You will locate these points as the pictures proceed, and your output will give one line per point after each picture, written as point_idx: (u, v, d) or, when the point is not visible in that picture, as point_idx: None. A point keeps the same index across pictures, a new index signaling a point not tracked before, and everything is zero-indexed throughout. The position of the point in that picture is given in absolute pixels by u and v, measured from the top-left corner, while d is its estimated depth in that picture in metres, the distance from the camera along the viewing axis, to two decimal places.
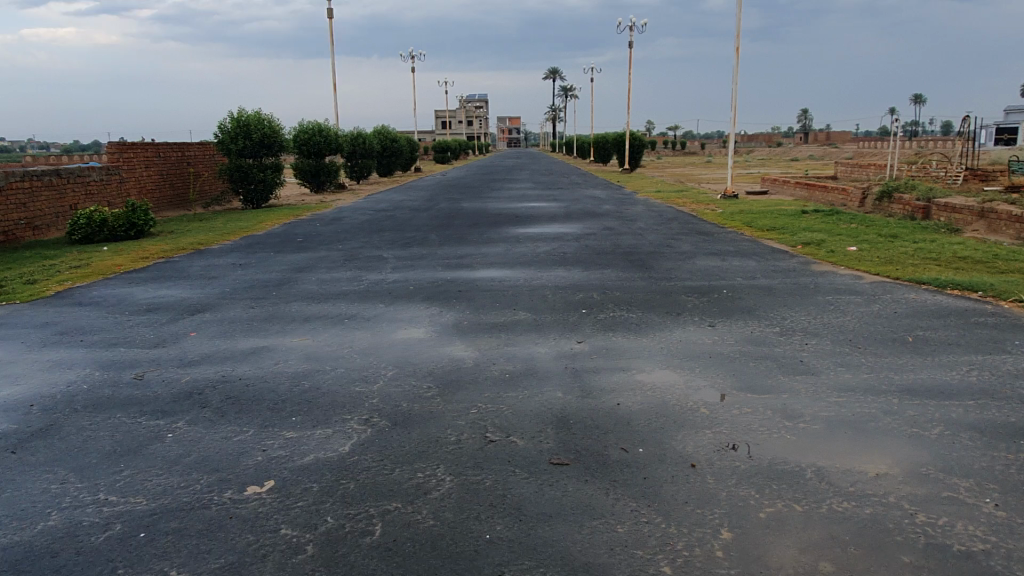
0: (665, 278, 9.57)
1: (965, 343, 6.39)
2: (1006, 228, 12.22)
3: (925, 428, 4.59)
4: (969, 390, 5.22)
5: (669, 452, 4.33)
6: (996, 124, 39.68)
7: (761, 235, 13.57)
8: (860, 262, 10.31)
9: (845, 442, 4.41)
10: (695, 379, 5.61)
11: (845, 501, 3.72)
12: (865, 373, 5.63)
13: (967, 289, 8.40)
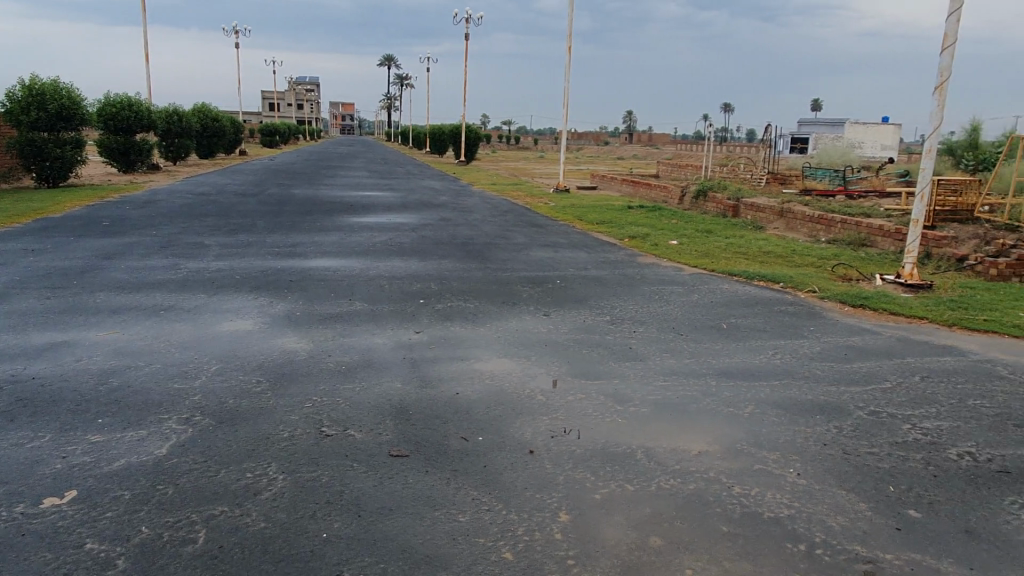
0: (501, 269, 9.70)
1: (769, 329, 7.04)
2: (801, 226, 13.64)
3: (738, 407, 4.99)
4: (774, 372, 5.75)
5: (508, 439, 4.37)
6: (791, 134, 44.27)
7: (591, 228, 14.15)
8: (680, 255, 11.05)
9: (670, 423, 4.69)
10: (531, 366, 5.73)
11: (671, 478, 3.95)
12: (686, 358, 6.04)
13: (771, 281, 9.27)
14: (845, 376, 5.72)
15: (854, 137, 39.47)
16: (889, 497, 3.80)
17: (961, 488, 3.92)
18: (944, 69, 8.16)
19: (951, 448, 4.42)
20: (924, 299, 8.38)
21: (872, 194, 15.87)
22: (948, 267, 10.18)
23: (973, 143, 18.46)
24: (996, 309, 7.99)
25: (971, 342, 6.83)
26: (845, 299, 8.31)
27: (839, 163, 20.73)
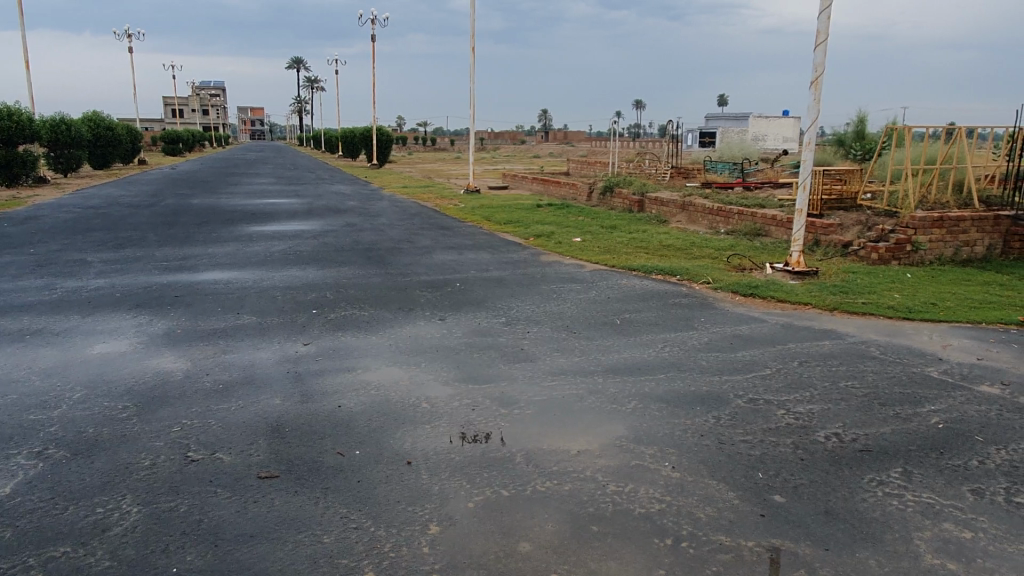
0: (401, 274, 9.56)
1: (661, 322, 7.17)
2: (702, 219, 14.00)
3: (622, 403, 5.03)
4: (661, 365, 5.84)
5: (386, 451, 4.27)
6: (697, 130, 45.60)
7: (498, 228, 14.12)
8: (582, 252, 11.16)
9: (553, 424, 4.68)
10: (419, 374, 5.63)
11: (548, 481, 3.93)
12: (576, 356, 6.07)
13: (668, 274, 9.45)
14: (729, 365, 5.86)
15: (755, 130, 41.03)
16: (756, 484, 3.89)
17: (825, 470, 4.05)
18: (817, 64, 8.49)
19: (820, 430, 4.57)
20: (810, 286, 8.70)
21: (768, 185, 16.48)
22: (834, 254, 10.64)
23: (860, 134, 19.42)
24: (874, 292, 8.37)
25: (850, 326, 7.13)
26: (737, 289, 8.55)
27: (739, 156, 21.48)
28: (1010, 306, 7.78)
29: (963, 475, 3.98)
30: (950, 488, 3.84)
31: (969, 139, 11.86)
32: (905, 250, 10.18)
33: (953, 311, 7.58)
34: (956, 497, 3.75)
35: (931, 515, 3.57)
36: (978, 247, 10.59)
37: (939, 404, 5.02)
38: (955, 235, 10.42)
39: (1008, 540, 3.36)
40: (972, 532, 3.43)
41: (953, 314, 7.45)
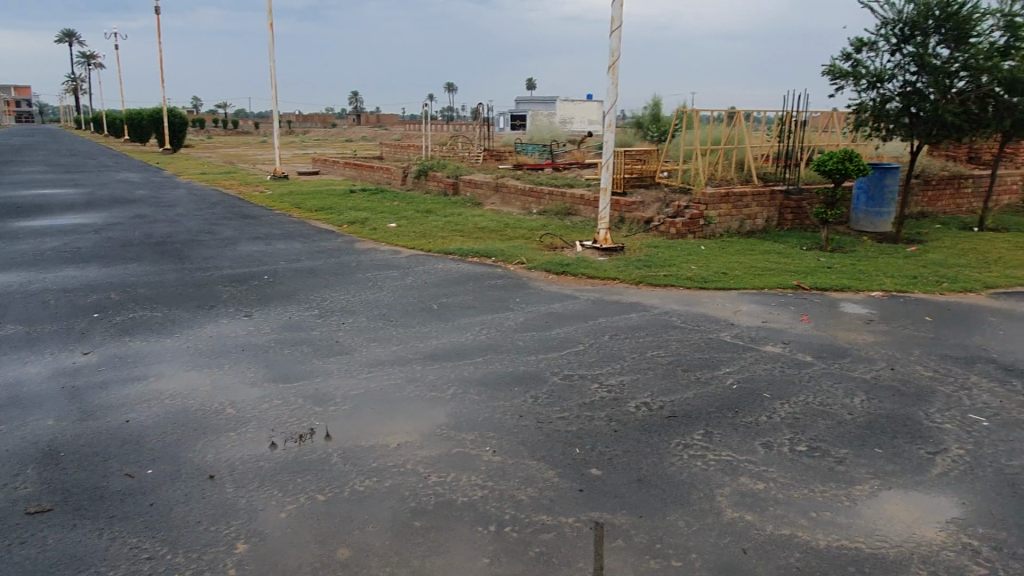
0: (200, 268, 8.79)
1: (478, 305, 7.17)
2: (516, 200, 14.26)
3: (442, 390, 4.94)
4: (480, 348, 5.83)
5: (184, 466, 3.86)
6: (508, 113, 46.55)
7: (308, 216, 13.46)
8: (398, 237, 10.93)
9: (371, 418, 4.49)
10: (222, 377, 5.17)
11: (366, 479, 3.76)
12: (393, 345, 5.89)
13: (484, 256, 9.49)
14: (544, 343, 5.96)
15: (561, 114, 42.61)
16: (573, 460, 3.97)
17: (636, 439, 4.22)
18: (614, 49, 8.86)
19: (630, 401, 4.77)
20: (617, 261, 9.12)
21: (575, 166, 17.16)
22: (638, 230, 11.28)
23: (656, 117, 20.75)
24: (673, 265, 8.96)
25: (653, 298, 7.55)
26: (549, 268, 8.76)
27: (547, 139, 22.18)
28: (786, 272, 8.66)
29: (755, 430, 4.33)
30: (744, 443, 4.17)
31: (746, 121, 13.06)
32: (699, 225, 11.02)
33: (740, 279, 8.29)
34: (750, 452, 4.07)
35: (729, 471, 3.85)
36: (759, 219, 11.71)
37: (732, 366, 5.45)
38: (740, 210, 11.44)
39: (794, 486, 3.70)
40: (764, 483, 3.73)
41: (740, 282, 8.15)
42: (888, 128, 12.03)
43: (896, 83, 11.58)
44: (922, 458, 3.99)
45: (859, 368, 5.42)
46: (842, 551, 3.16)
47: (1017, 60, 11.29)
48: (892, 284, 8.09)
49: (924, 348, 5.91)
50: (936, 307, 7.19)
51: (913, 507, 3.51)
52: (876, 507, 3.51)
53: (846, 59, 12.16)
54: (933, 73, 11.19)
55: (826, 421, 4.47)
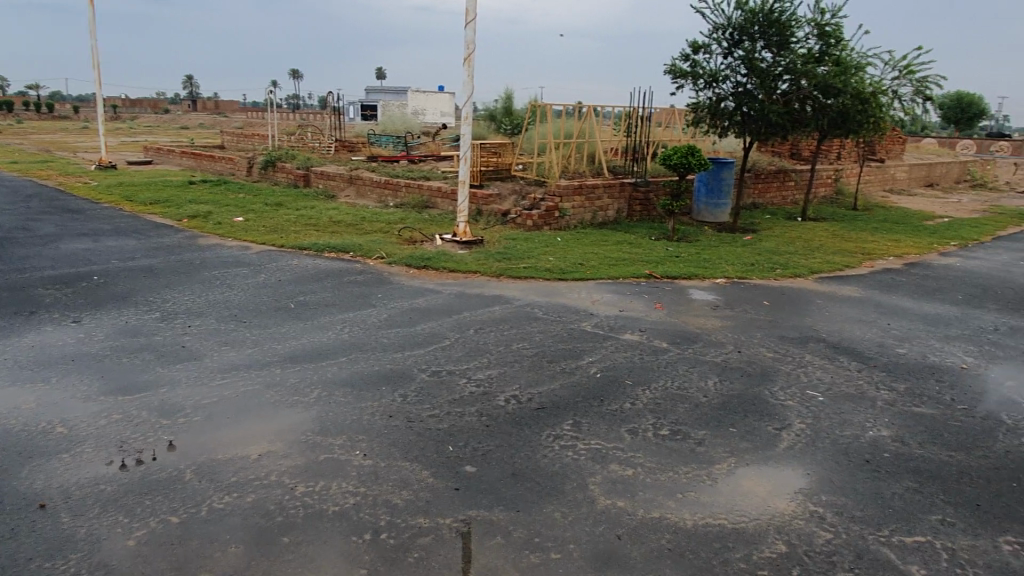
0: (15, 270, 7.82)
1: (338, 302, 6.91)
2: (371, 192, 13.92)
3: (304, 393, 4.70)
4: (343, 348, 5.61)
5: (7, 498, 3.40)
6: (358, 102, 45.40)
7: (142, 209, 12.40)
8: (247, 232, 10.32)
9: (227, 429, 4.18)
10: (50, 392, 4.62)
11: (226, 495, 3.49)
12: (248, 348, 5.53)
13: (340, 251, 9.17)
14: (409, 340, 5.83)
15: (413, 104, 42.15)
16: (447, 458, 3.90)
17: (509, 432, 4.22)
18: (470, 41, 8.83)
19: (500, 395, 4.77)
20: (477, 254, 9.12)
21: (430, 158, 17.00)
22: (496, 223, 11.36)
23: (508, 110, 21.01)
24: (532, 256, 9.10)
25: (515, 290, 7.62)
26: (410, 262, 8.61)
27: (400, 130, 21.83)
28: (638, 262, 9.05)
29: (621, 418, 4.47)
30: (612, 431, 4.29)
31: (596, 116, 13.51)
32: (555, 217, 11.27)
33: (597, 269, 8.56)
34: (617, 439, 4.19)
35: (600, 459, 3.94)
36: (610, 211, 12.16)
37: (595, 355, 5.61)
38: (592, 202, 11.82)
39: (660, 470, 3.85)
40: (632, 469, 3.85)
41: (597, 272, 8.42)
42: (723, 126, 12.88)
43: (729, 84, 12.41)
44: (770, 434, 4.29)
45: (710, 352, 5.75)
46: (708, 529, 3.32)
47: (830, 66, 12.45)
48: (732, 271, 8.68)
49: (764, 330, 6.38)
50: (771, 291, 7.79)
51: (766, 481, 3.76)
52: (734, 484, 3.73)
53: (684, 60, 12.86)
54: (760, 76, 12.10)
55: (685, 405, 4.70)
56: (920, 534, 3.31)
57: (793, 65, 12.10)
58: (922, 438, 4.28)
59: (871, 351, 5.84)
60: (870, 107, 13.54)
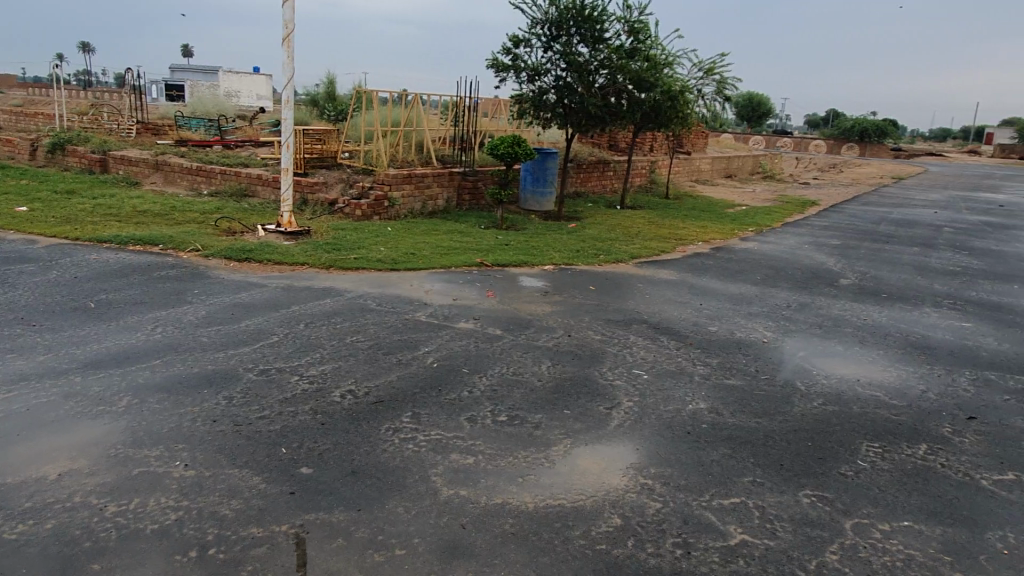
0: None
1: (147, 299, 6.31)
2: (181, 179, 12.86)
3: (112, 402, 4.24)
4: (155, 349, 5.12)
5: None
6: (163, 82, 41.83)
7: None
8: (32, 224, 9.13)
9: (17, 448, 3.67)
10: None
11: (19, 524, 3.06)
12: (40, 354, 4.90)
13: (148, 244, 8.38)
14: (232, 337, 5.44)
15: (226, 85, 39.55)
16: (280, 461, 3.69)
17: (345, 429, 4.07)
18: (288, 21, 8.37)
19: (334, 390, 4.58)
20: (304, 245, 8.72)
21: (247, 143, 16.03)
22: (322, 212, 10.93)
23: (331, 95, 20.28)
24: (362, 247, 8.86)
25: (346, 281, 7.37)
26: (230, 254, 8.06)
27: (212, 113, 20.36)
28: (469, 251, 9.10)
29: (459, 407, 4.47)
30: (451, 421, 4.27)
31: (423, 104, 13.40)
32: (384, 206, 11.05)
33: (429, 259, 8.50)
34: (457, 428, 4.18)
35: (440, 450, 3.91)
36: (440, 200, 12.13)
37: (432, 345, 5.56)
38: (422, 190, 11.73)
39: (499, 456, 3.89)
40: (472, 456, 3.86)
41: (430, 262, 8.37)
42: (546, 118, 13.29)
43: (550, 77, 12.81)
44: (602, 414, 4.48)
45: (542, 337, 5.91)
46: (548, 510, 3.40)
47: (641, 62, 13.21)
48: (559, 257, 8.98)
49: (592, 314, 6.66)
50: (596, 277, 8.16)
51: (600, 459, 3.92)
52: (570, 464, 3.86)
53: (507, 53, 13.10)
54: (578, 70, 12.59)
55: (521, 390, 4.80)
56: (736, 496, 3.62)
57: (608, 61, 12.71)
58: (733, 408, 4.68)
59: (687, 330, 6.29)
60: (677, 103, 14.56)
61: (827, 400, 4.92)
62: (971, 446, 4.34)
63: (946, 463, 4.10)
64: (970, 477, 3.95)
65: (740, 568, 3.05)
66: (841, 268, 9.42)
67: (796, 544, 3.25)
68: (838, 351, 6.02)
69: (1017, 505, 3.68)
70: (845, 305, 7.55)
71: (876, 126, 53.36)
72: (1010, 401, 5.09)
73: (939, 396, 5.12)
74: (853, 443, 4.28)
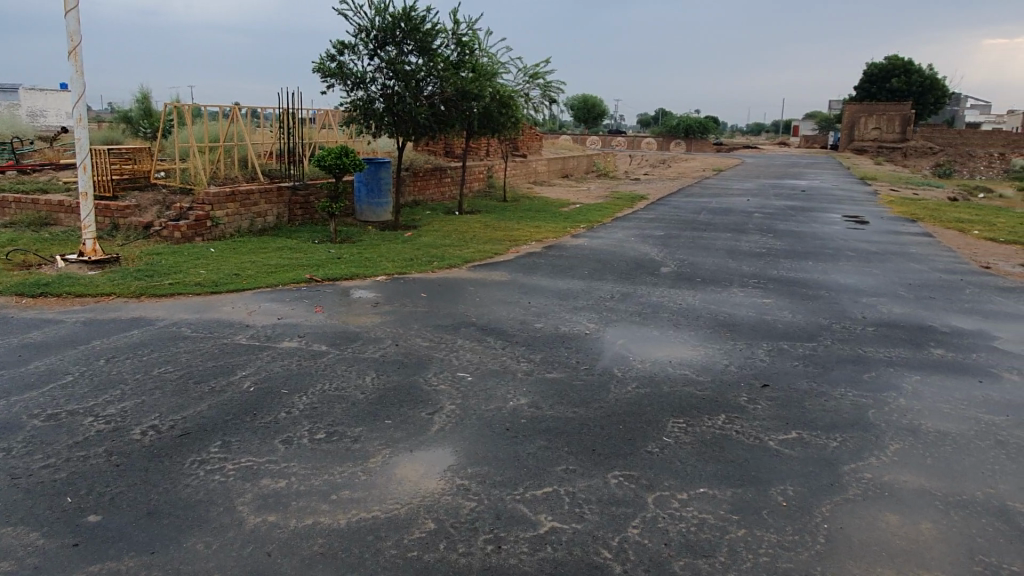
0: None
1: None
2: None
3: None
4: None
5: None
6: None
7: None
8: None
9: None
10: None
11: None
12: None
13: None
14: (16, 382, 4.94)
15: (28, 106, 36.01)
16: (65, 511, 3.38)
17: (144, 468, 3.80)
18: (73, 33, 7.73)
19: (134, 428, 4.27)
20: (111, 274, 8.07)
21: (48, 168, 14.64)
22: (136, 237, 10.20)
23: (146, 112, 18.94)
24: (180, 271, 8.35)
25: (159, 309, 6.92)
26: (23, 290, 7.31)
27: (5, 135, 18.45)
28: (298, 267, 8.82)
29: (274, 430, 4.30)
30: (264, 445, 4.11)
31: (244, 118, 12.84)
32: (206, 226, 10.49)
33: (253, 278, 8.16)
34: (270, 452, 4.03)
35: (250, 476, 3.75)
36: (269, 216, 11.68)
37: (249, 368, 5.32)
38: (248, 208, 11.24)
39: (313, 475, 3.79)
40: (285, 479, 3.73)
41: (254, 281, 8.03)
42: (376, 127, 13.12)
43: (377, 86, 12.66)
44: (423, 420, 4.49)
45: (369, 349, 5.82)
46: (360, 524, 3.35)
47: (468, 71, 13.40)
48: (392, 267, 8.92)
49: (421, 321, 6.65)
50: (428, 284, 8.16)
51: (419, 465, 3.92)
52: (388, 474, 3.82)
53: (331, 60, 12.83)
54: (405, 78, 12.54)
55: (342, 405, 4.70)
56: (549, 485, 3.74)
57: (435, 69, 12.77)
58: (552, 400, 4.83)
59: (514, 328, 6.44)
60: (507, 109, 14.91)
61: (639, 383, 5.21)
62: (763, 411, 4.76)
63: (741, 429, 4.46)
64: (760, 439, 4.33)
65: (548, 555, 3.15)
66: (662, 257, 10.02)
67: (601, 523, 3.40)
68: (653, 336, 6.39)
69: (797, 460, 4.08)
70: (664, 292, 8.02)
71: (699, 122, 57.36)
72: (799, 366, 5.62)
73: (738, 368, 5.57)
74: (660, 421, 4.56)
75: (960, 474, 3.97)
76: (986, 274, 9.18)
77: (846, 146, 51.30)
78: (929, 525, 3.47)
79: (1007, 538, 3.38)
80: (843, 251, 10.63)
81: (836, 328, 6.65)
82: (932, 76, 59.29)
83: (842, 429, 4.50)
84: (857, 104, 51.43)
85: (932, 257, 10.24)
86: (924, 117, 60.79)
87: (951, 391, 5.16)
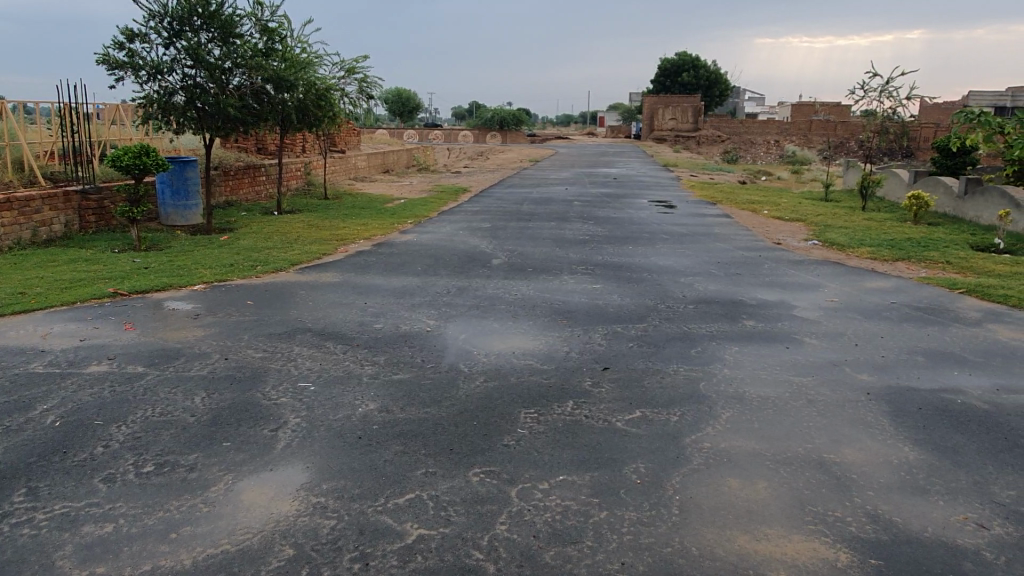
0: None
1: None
2: None
3: None
4: None
5: None
6: None
7: None
8: None
9: None
10: None
11: None
12: None
13: None
14: None
15: None
16: None
17: None
18: None
19: None
20: None
21: None
22: None
23: None
24: None
25: None
26: None
27: None
28: (97, 280, 7.90)
29: (91, 467, 3.81)
30: (82, 487, 3.61)
31: (14, 114, 11.27)
32: None
33: (45, 296, 7.20)
34: (88, 494, 3.55)
35: (68, 525, 3.27)
36: (56, 224, 10.36)
37: (53, 401, 4.67)
38: (28, 216, 9.90)
39: (146, 514, 3.39)
40: (112, 523, 3.30)
41: (46, 299, 7.08)
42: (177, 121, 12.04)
43: (176, 76, 11.61)
44: (266, 437, 4.18)
45: (194, 366, 5.33)
46: (208, 561, 3.05)
47: (279, 61, 12.66)
48: (209, 274, 8.26)
49: (251, 332, 6.20)
50: (253, 291, 7.64)
51: (267, 488, 3.64)
52: (233, 502, 3.51)
53: (119, 48, 11.60)
54: (209, 69, 11.61)
55: (170, 431, 4.26)
56: (410, 491, 3.62)
57: (242, 59, 11.93)
58: (402, 403, 4.69)
59: (353, 331, 6.20)
60: (323, 102, 14.30)
61: (487, 377, 5.21)
62: (607, 394, 4.95)
63: (590, 414, 4.60)
64: (608, 422, 4.48)
65: (418, 565, 3.04)
66: (493, 249, 10.14)
67: (469, 524, 3.35)
68: (494, 328, 6.43)
69: (645, 438, 4.27)
70: (498, 284, 8.11)
71: (513, 114, 58.72)
72: (634, 347, 5.91)
73: (579, 354, 5.75)
74: (513, 414, 4.58)
75: (782, 433, 4.38)
76: (778, 250, 10.24)
77: (647, 135, 55.10)
78: (764, 484, 3.78)
79: (828, 487, 3.76)
80: (658, 234, 11.38)
81: (661, 308, 7.09)
82: (716, 72, 65.20)
83: (679, 403, 4.79)
84: (654, 98, 55.43)
85: (733, 236, 11.25)
86: (711, 108, 66.73)
87: (765, 359, 5.68)
